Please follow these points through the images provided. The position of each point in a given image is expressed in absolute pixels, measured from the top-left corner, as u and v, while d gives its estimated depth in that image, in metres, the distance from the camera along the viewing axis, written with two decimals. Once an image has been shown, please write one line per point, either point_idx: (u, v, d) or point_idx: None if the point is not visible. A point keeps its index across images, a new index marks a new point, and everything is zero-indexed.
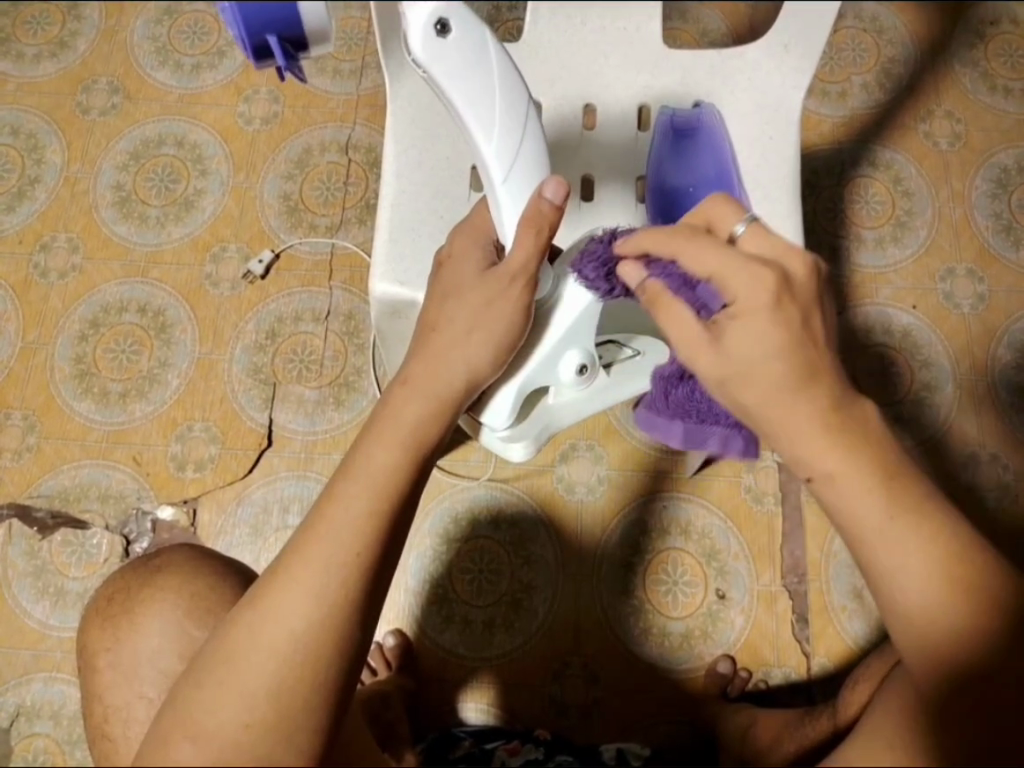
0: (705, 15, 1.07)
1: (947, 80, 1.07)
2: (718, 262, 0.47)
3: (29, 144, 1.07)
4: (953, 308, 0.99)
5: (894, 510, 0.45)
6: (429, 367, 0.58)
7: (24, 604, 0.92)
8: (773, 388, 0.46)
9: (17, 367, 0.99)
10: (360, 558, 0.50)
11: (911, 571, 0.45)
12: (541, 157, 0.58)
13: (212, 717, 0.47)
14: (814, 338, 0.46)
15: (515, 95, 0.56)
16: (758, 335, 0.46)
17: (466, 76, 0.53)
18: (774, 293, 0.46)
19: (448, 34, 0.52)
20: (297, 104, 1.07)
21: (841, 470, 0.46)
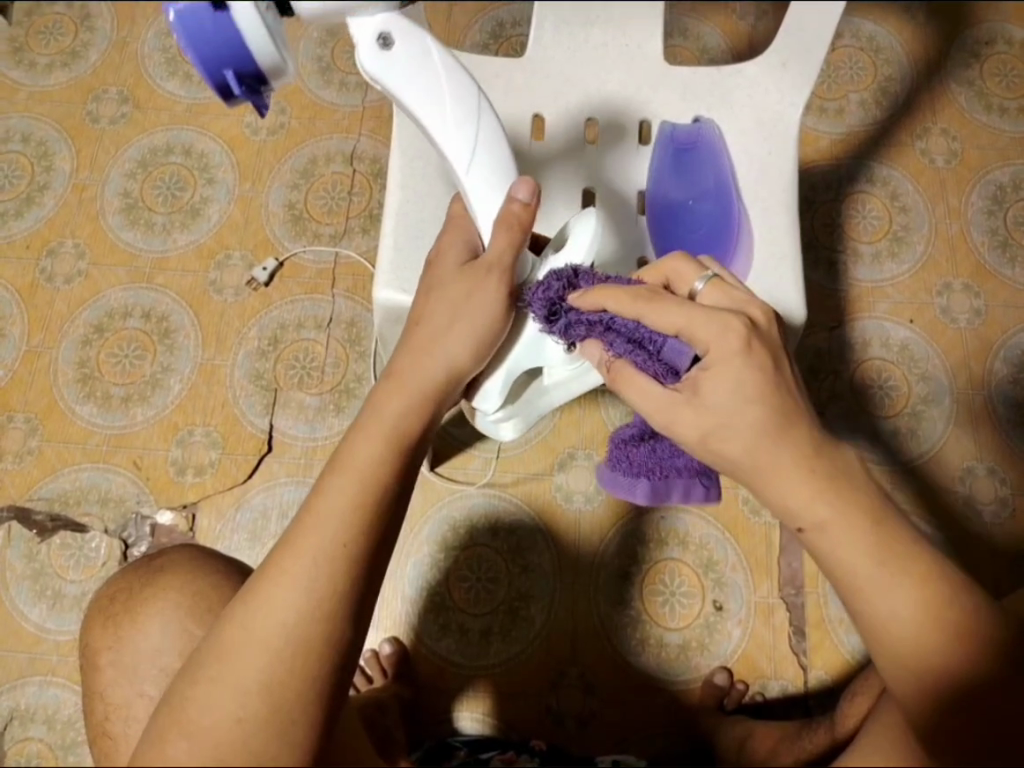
0: (704, 33, 1.09)
1: (944, 99, 1.08)
2: (686, 316, 0.50)
3: (39, 152, 1.08)
4: (949, 322, 1.00)
5: (883, 555, 0.45)
6: (415, 363, 0.59)
7: (21, 607, 0.93)
8: (747, 443, 0.48)
9: (21, 371, 1.00)
10: (346, 550, 0.51)
11: (907, 617, 0.44)
12: (500, 142, 0.61)
13: (205, 711, 0.47)
14: (786, 387, 0.49)
15: (464, 89, 0.60)
16: (735, 381, 0.48)
17: (415, 83, 0.58)
18: (743, 339, 0.49)
19: (393, 47, 0.56)
20: (303, 115, 1.08)
21: (833, 518, 0.46)
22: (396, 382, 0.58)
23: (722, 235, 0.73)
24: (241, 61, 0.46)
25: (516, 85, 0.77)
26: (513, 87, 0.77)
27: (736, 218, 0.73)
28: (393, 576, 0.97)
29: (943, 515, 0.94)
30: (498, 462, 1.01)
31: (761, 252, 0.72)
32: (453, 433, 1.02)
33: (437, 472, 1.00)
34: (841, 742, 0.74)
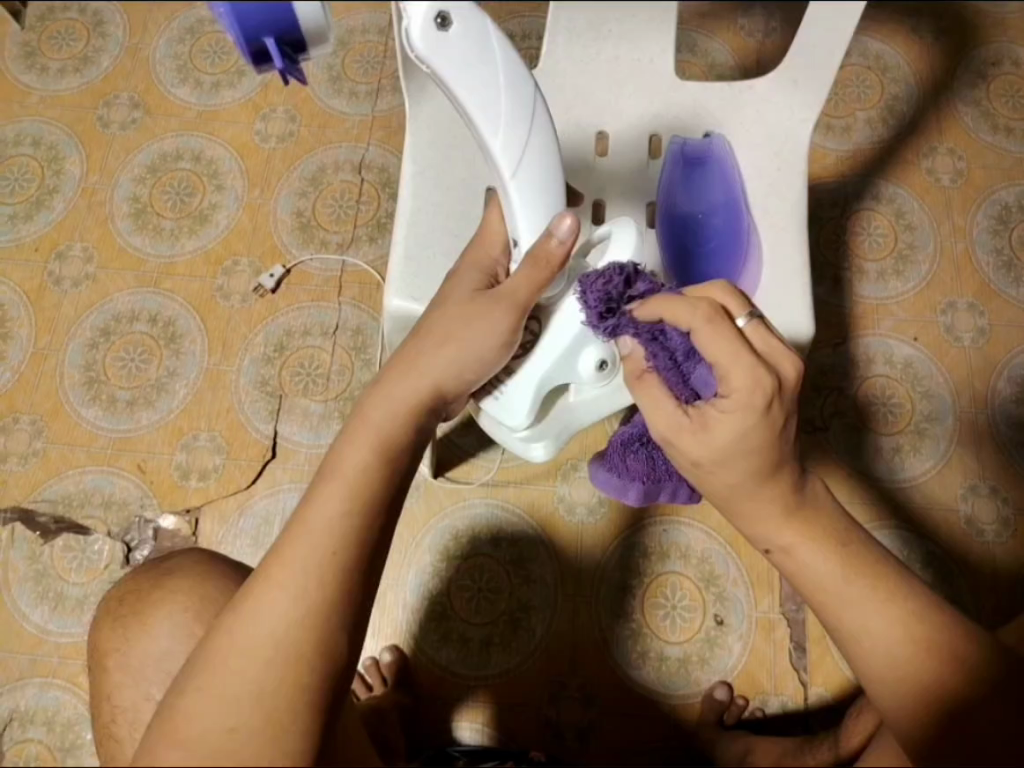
0: (713, 49, 1.09)
1: (950, 119, 1.09)
2: (717, 355, 0.48)
3: (50, 155, 1.09)
4: (953, 341, 1.01)
5: (850, 575, 0.50)
6: (411, 371, 0.58)
7: (23, 609, 0.93)
8: (737, 478, 0.50)
9: (27, 373, 1.00)
10: (335, 559, 0.50)
11: (877, 631, 0.50)
12: (549, 143, 0.57)
13: (195, 722, 0.46)
14: (786, 435, 0.49)
15: (521, 86, 0.54)
16: (739, 430, 0.48)
17: (471, 70, 0.52)
18: (769, 395, 0.47)
19: (450, 29, 0.50)
20: (313, 123, 1.09)
21: (797, 541, 0.51)
22: (391, 388, 0.58)
23: (733, 248, 0.75)
24: (279, 22, 0.42)
25: None
26: None
27: (745, 232, 0.75)
28: (395, 584, 0.97)
29: (944, 533, 0.94)
30: (500, 473, 1.01)
31: (770, 267, 0.73)
32: (456, 442, 1.02)
33: (440, 480, 1.00)
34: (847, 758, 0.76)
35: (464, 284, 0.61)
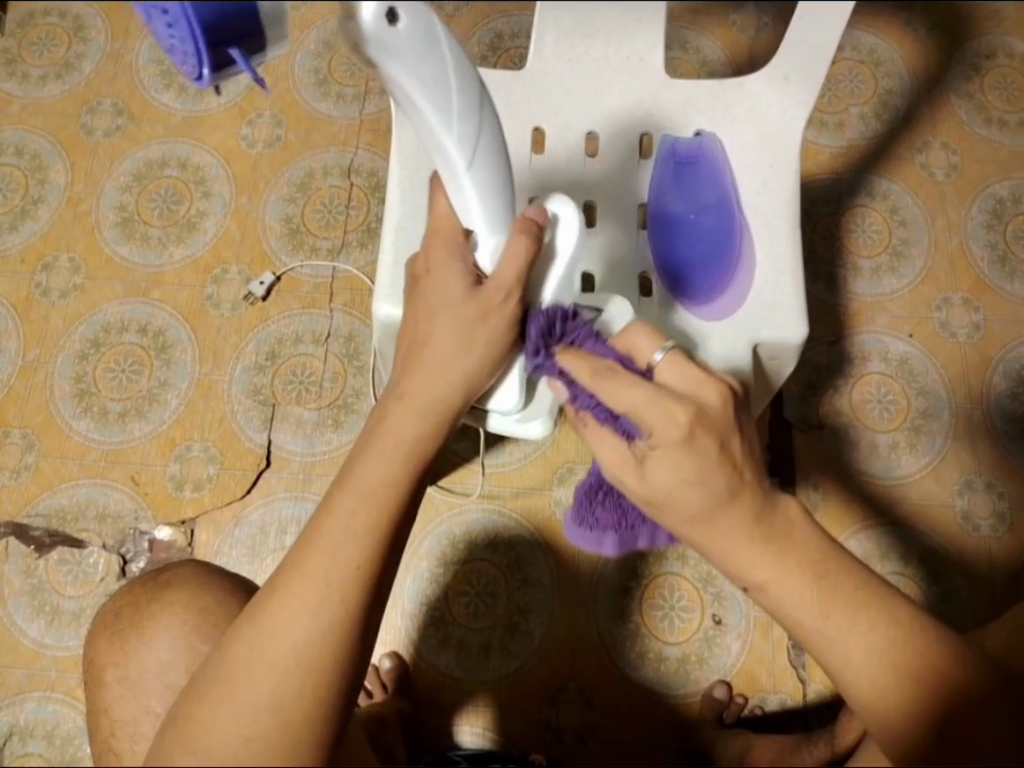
0: (704, 45, 1.08)
1: (943, 112, 1.08)
2: (634, 400, 0.49)
3: (34, 164, 1.07)
4: (948, 336, 1.00)
5: (827, 609, 0.49)
6: (425, 381, 0.56)
7: (19, 623, 0.92)
8: (694, 515, 0.50)
9: (17, 386, 1.00)
10: (359, 573, 0.50)
11: (861, 663, 0.48)
12: (493, 125, 0.56)
13: (212, 733, 0.47)
14: (733, 460, 0.49)
15: (464, 72, 0.52)
16: (674, 466, 0.49)
17: (422, 63, 0.48)
18: (688, 428, 0.48)
19: (400, 23, 0.46)
20: (300, 128, 1.08)
21: (769, 579, 0.50)
22: (403, 402, 0.55)
23: (725, 249, 0.74)
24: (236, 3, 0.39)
25: (516, 100, 0.77)
26: (512, 102, 0.77)
27: (738, 233, 0.74)
28: (394, 589, 0.97)
29: (940, 530, 0.94)
30: (495, 477, 1.01)
31: (763, 271, 0.72)
32: (452, 448, 1.01)
33: (435, 485, 1.00)
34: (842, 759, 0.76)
35: (445, 283, 0.57)
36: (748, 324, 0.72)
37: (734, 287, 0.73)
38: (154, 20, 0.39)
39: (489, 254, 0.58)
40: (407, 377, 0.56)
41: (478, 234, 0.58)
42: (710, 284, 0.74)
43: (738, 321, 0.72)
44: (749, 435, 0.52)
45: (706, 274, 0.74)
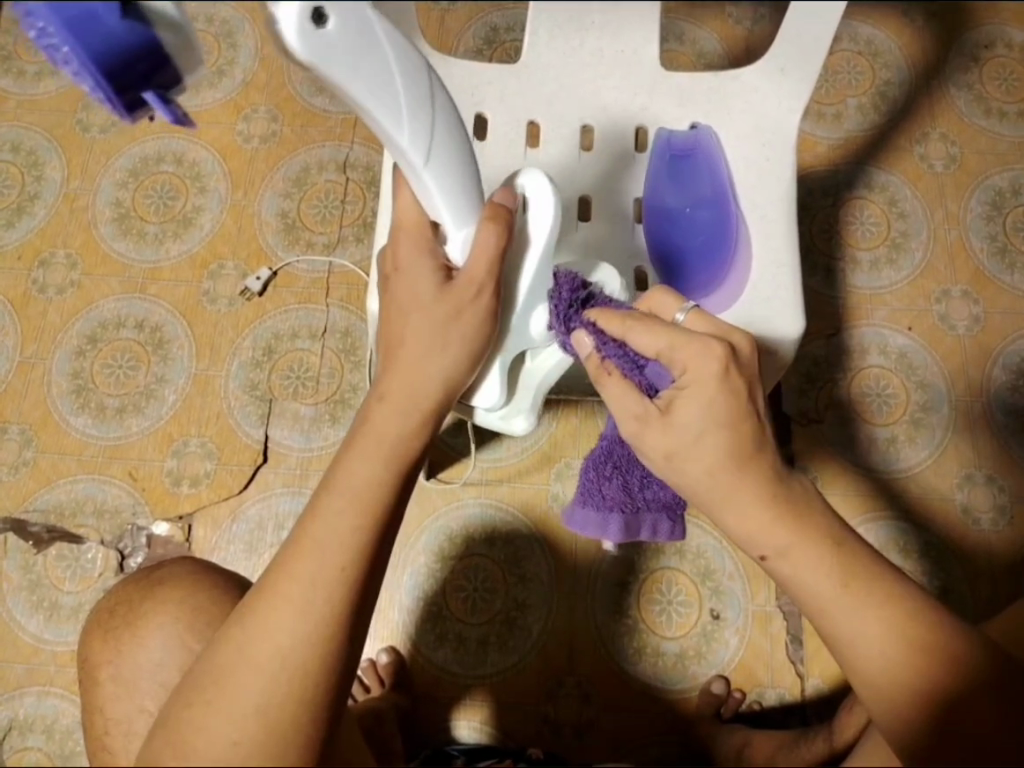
0: (700, 38, 1.08)
1: (942, 103, 1.07)
2: (670, 338, 0.50)
3: (30, 161, 1.07)
4: (948, 329, 0.99)
5: (846, 580, 0.49)
6: (405, 381, 0.55)
7: (18, 618, 0.93)
8: (710, 467, 0.50)
9: (14, 382, 1.00)
10: (345, 574, 0.50)
11: (871, 641, 0.48)
12: (452, 113, 0.50)
13: (202, 736, 0.47)
14: (757, 411, 0.50)
15: (416, 70, 0.47)
16: (704, 405, 0.49)
17: (361, 62, 0.44)
18: (722, 365, 0.49)
19: (327, 23, 0.41)
20: (296, 123, 1.07)
21: (793, 544, 0.49)
22: (384, 403, 0.55)
23: (720, 244, 0.73)
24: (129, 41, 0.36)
25: (510, 93, 0.76)
26: (506, 95, 0.76)
27: (734, 228, 0.73)
28: (391, 585, 0.97)
29: (940, 524, 0.93)
30: (492, 472, 1.01)
31: (760, 263, 0.72)
32: (449, 444, 1.01)
33: (433, 480, 1.00)
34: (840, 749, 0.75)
35: (416, 284, 0.56)
36: (743, 319, 0.71)
37: (729, 282, 0.72)
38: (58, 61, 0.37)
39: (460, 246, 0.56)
40: (387, 377, 0.56)
41: (447, 229, 0.55)
42: (707, 277, 0.73)
43: (733, 316, 0.71)
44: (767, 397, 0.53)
45: (703, 266, 0.73)
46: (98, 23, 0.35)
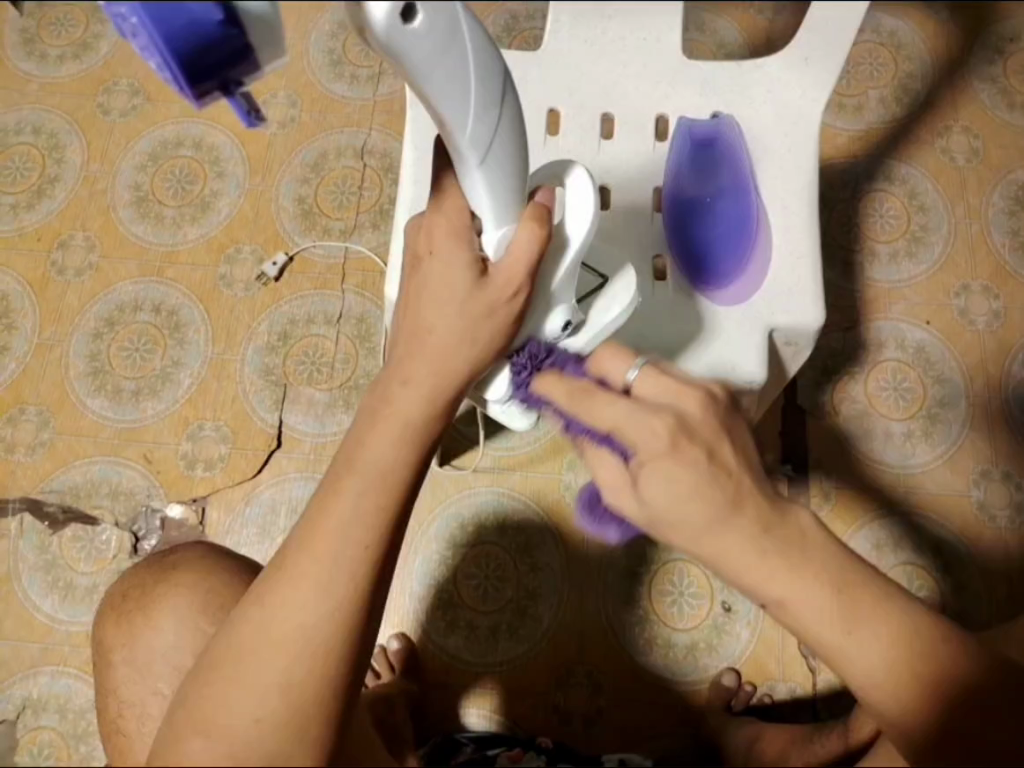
0: (722, 28, 1.07)
1: (966, 96, 1.06)
2: (615, 417, 0.49)
3: (50, 144, 1.08)
4: (968, 324, 0.99)
5: (847, 621, 0.46)
6: (431, 367, 0.54)
7: (33, 598, 0.93)
8: (692, 533, 0.47)
9: (32, 363, 1.01)
10: (367, 552, 0.50)
11: (872, 680, 0.46)
12: (512, 121, 0.51)
13: (223, 712, 0.48)
14: (726, 470, 0.47)
15: (490, 71, 0.47)
16: (666, 479, 0.47)
17: (438, 62, 0.44)
18: (669, 437, 0.47)
19: (415, 20, 0.41)
20: (314, 109, 1.08)
21: (786, 595, 0.46)
22: (411, 388, 0.53)
23: (741, 233, 0.73)
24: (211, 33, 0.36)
25: (531, 80, 0.76)
26: (526, 84, 0.76)
27: (754, 218, 0.73)
28: (403, 572, 0.97)
29: (955, 520, 0.93)
30: (505, 460, 1.01)
31: (779, 254, 0.72)
32: (461, 433, 1.01)
33: (447, 468, 1.00)
34: (856, 748, 0.72)
35: (450, 272, 0.53)
36: (763, 308, 0.71)
37: (749, 271, 0.72)
38: (126, 40, 0.37)
39: (497, 240, 0.55)
40: (412, 364, 0.54)
41: (483, 222, 0.54)
42: (727, 266, 0.73)
43: (752, 305, 0.71)
44: (744, 442, 0.50)
45: (724, 256, 0.73)
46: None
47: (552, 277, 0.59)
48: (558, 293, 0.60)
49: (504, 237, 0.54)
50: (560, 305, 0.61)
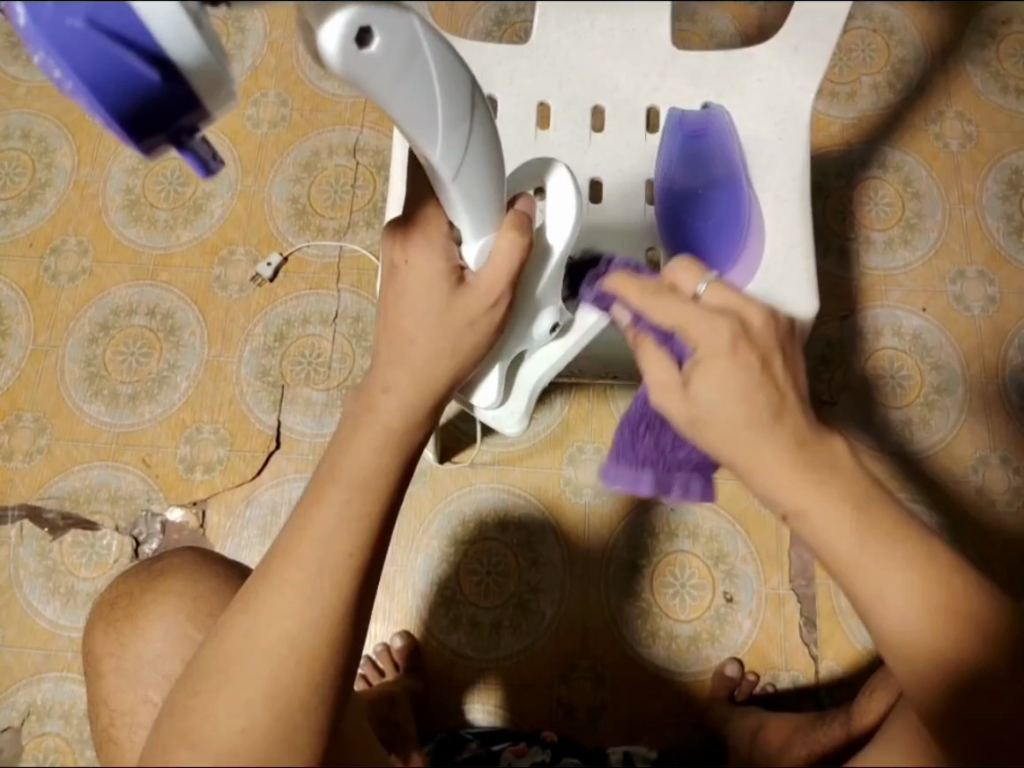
0: (713, 17, 1.07)
1: (959, 81, 1.06)
2: (680, 316, 0.49)
3: (40, 149, 1.07)
4: (963, 310, 0.99)
5: (867, 542, 0.46)
6: (409, 374, 0.53)
7: (35, 605, 0.93)
8: (730, 432, 0.48)
9: (27, 370, 1.00)
10: (348, 564, 0.49)
11: (896, 602, 0.46)
12: (487, 127, 0.51)
13: (206, 728, 0.47)
14: (775, 381, 0.48)
15: (458, 81, 0.47)
16: (719, 380, 0.48)
17: (402, 80, 0.44)
18: (730, 339, 0.48)
19: (372, 45, 0.41)
20: (305, 107, 1.07)
21: (812, 503, 0.47)
22: (391, 395, 0.53)
23: (734, 223, 0.72)
24: (152, 91, 0.38)
25: (520, 76, 0.75)
26: (516, 78, 0.75)
27: (747, 207, 0.72)
28: (406, 568, 0.97)
29: (954, 506, 0.93)
30: (505, 456, 1.01)
31: (773, 242, 0.71)
32: (460, 429, 1.01)
33: (446, 465, 1.00)
34: (858, 738, 0.72)
35: (427, 282, 0.54)
36: (758, 298, 0.70)
37: (743, 260, 0.71)
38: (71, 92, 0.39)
39: (477, 249, 0.55)
40: (391, 370, 0.53)
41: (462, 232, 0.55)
42: (719, 256, 0.72)
43: (747, 296, 0.70)
44: (797, 368, 0.50)
45: (716, 246, 0.72)
46: (120, 70, 0.36)
47: (536, 281, 0.60)
48: (543, 296, 0.61)
49: (483, 247, 0.55)
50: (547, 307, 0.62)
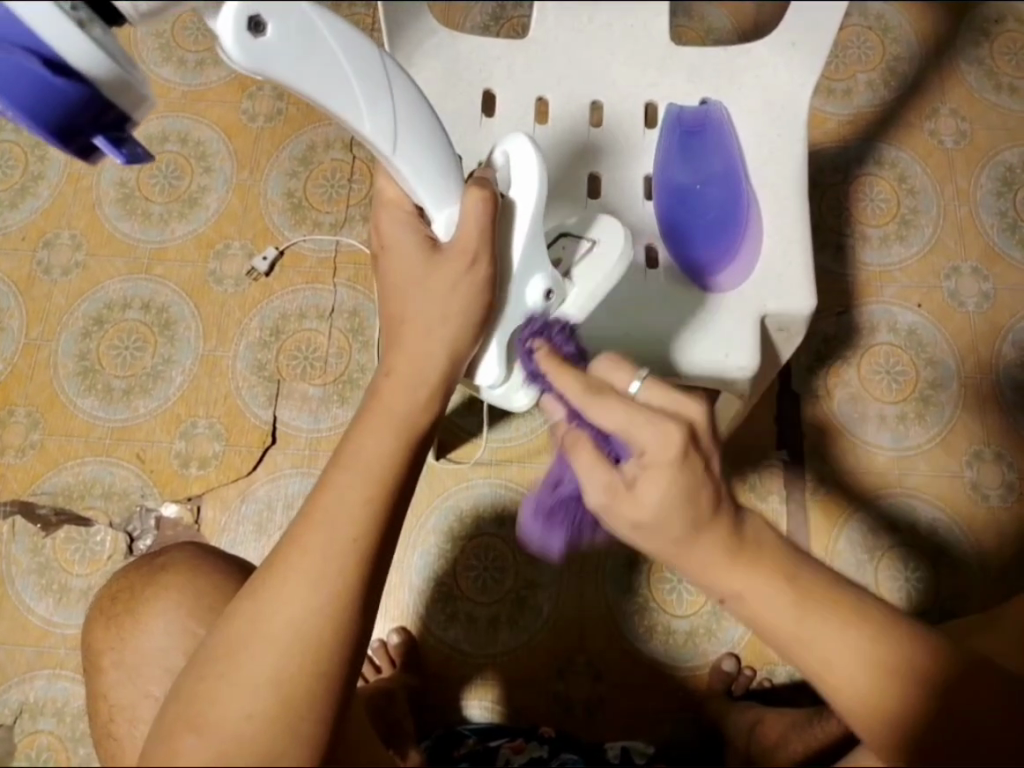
0: (709, 14, 1.07)
1: (953, 78, 1.07)
2: (619, 421, 0.45)
3: (33, 141, 1.07)
4: (957, 306, 0.99)
5: (803, 611, 0.44)
6: (409, 357, 0.53)
7: (27, 602, 0.92)
8: (669, 541, 0.45)
9: (20, 364, 0.99)
10: (356, 544, 0.49)
11: (845, 672, 0.44)
12: (415, 92, 0.53)
13: (213, 709, 0.46)
14: (710, 490, 0.45)
15: (368, 59, 0.49)
16: (662, 486, 0.44)
17: (313, 65, 0.47)
18: (681, 445, 0.44)
19: (265, 33, 0.44)
20: (301, 101, 1.07)
21: (745, 586, 0.45)
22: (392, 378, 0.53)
23: (729, 221, 0.72)
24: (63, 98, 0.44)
25: (519, 70, 0.75)
26: (513, 72, 0.75)
27: (745, 204, 0.72)
28: (403, 566, 0.97)
29: (948, 501, 0.93)
30: (502, 452, 1.00)
31: (770, 239, 0.71)
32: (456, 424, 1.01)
33: (443, 461, 1.00)
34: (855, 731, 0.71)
35: (405, 256, 0.54)
36: (753, 296, 0.70)
37: (741, 256, 0.71)
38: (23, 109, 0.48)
39: (445, 220, 0.55)
40: (392, 353, 0.53)
41: (429, 209, 0.55)
42: (715, 252, 0.72)
43: (745, 294, 0.70)
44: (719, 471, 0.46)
45: (713, 242, 0.72)
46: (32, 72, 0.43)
47: (512, 243, 0.57)
48: (530, 256, 0.57)
49: (450, 217, 0.55)
50: (537, 271, 0.58)
